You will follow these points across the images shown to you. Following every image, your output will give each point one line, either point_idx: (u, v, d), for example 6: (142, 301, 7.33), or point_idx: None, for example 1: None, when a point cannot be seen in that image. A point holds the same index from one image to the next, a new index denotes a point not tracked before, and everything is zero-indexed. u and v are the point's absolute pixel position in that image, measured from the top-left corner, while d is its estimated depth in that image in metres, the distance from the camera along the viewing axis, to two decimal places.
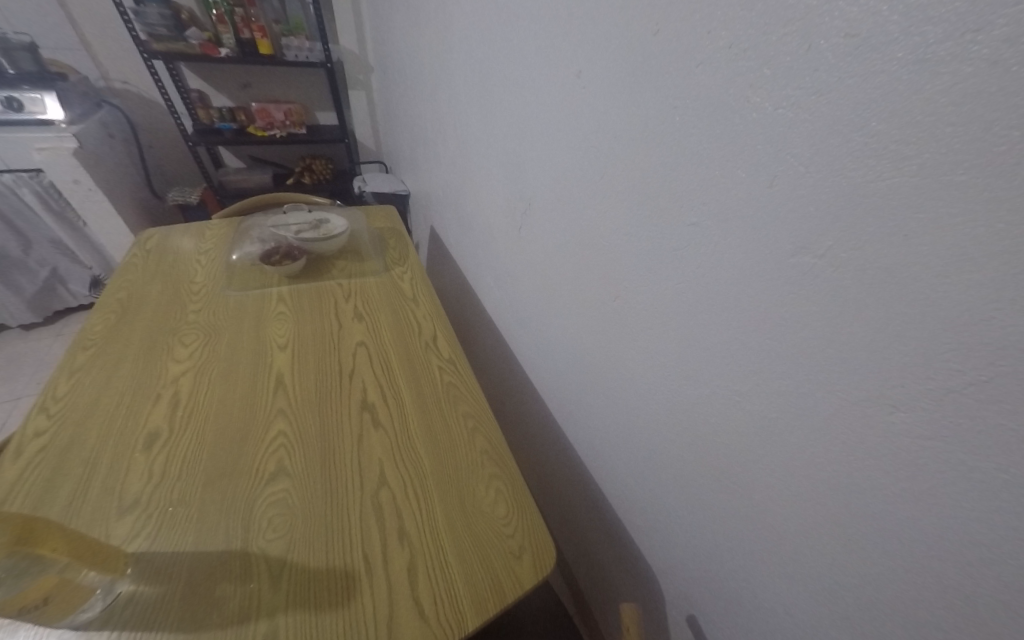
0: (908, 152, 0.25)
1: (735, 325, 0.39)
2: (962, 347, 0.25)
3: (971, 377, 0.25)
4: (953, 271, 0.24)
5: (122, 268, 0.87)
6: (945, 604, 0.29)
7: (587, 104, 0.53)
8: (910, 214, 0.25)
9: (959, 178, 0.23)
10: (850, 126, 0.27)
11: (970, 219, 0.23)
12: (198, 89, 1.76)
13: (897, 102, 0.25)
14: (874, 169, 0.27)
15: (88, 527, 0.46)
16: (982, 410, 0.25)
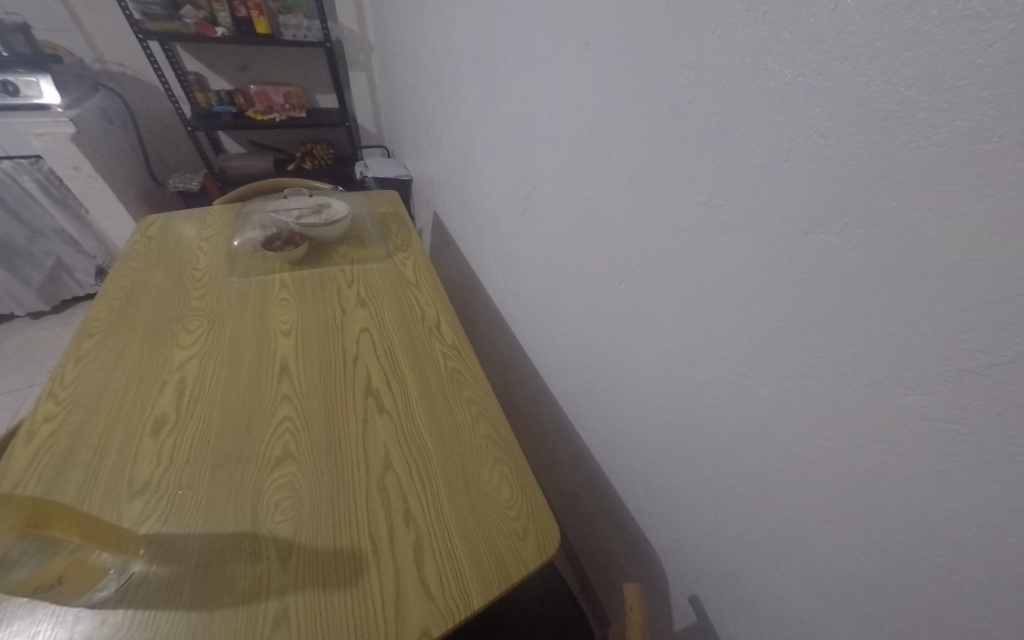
0: (937, 121, 0.23)
1: (744, 306, 0.39)
2: (987, 326, 0.24)
3: (994, 358, 0.24)
4: (981, 245, 0.23)
5: (126, 256, 0.87)
6: (955, 588, 0.29)
7: (593, 79, 0.51)
8: (937, 187, 0.24)
9: (991, 146, 0.22)
10: (877, 95, 0.26)
11: (1002, 190, 0.22)
12: (196, 72, 1.74)
13: (928, 65, 0.23)
14: (900, 139, 0.25)
15: (100, 509, 0.48)
16: (1004, 390, 0.24)
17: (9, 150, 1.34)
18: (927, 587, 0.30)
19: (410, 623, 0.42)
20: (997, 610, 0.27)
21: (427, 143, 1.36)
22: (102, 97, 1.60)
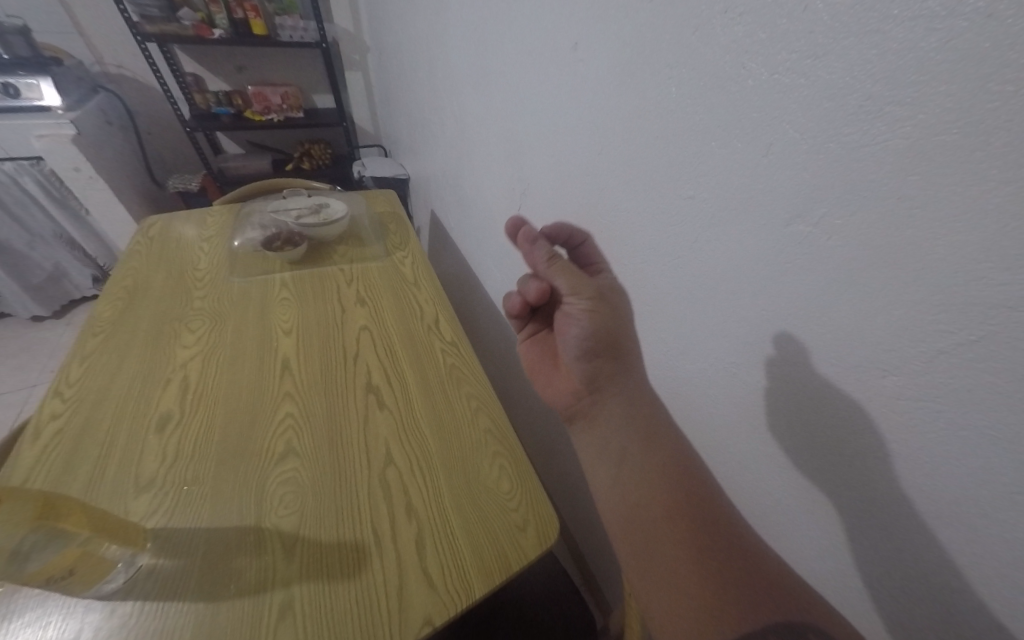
0: (902, 114, 0.25)
1: (731, 297, 0.40)
2: (953, 309, 0.25)
3: (959, 340, 0.25)
4: (945, 232, 0.24)
5: (126, 256, 0.88)
6: (936, 564, 0.30)
7: (583, 77, 0.52)
8: (903, 177, 0.25)
9: (951, 138, 0.23)
10: (847, 91, 0.27)
11: (961, 178, 0.23)
12: (193, 73, 1.75)
13: (891, 61, 0.24)
14: (868, 132, 0.26)
15: (107, 504, 0.49)
16: (971, 370, 0.25)
17: (10, 152, 1.34)
18: (912, 565, 0.31)
19: (412, 612, 0.43)
20: (976, 585, 0.28)
21: (422, 142, 1.36)
22: (100, 98, 1.60)
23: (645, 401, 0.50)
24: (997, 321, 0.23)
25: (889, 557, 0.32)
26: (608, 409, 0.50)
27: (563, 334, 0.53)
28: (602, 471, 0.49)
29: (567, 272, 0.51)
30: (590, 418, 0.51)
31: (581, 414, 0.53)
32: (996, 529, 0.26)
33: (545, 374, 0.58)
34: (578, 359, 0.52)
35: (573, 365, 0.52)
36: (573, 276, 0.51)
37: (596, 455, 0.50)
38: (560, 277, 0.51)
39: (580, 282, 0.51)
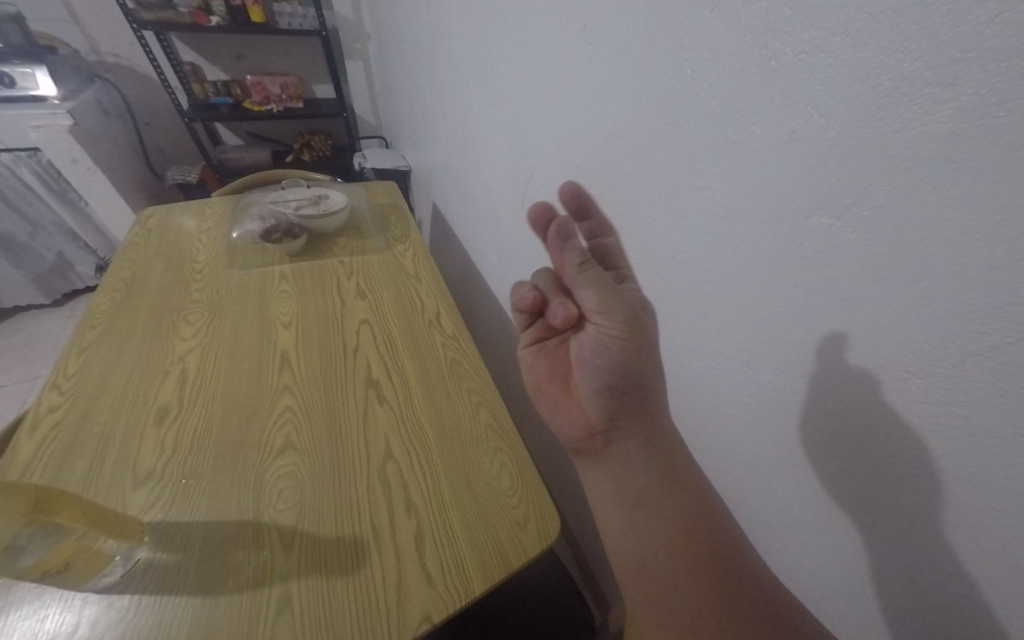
0: (941, 96, 0.23)
1: (745, 293, 0.39)
2: (987, 308, 0.24)
3: (993, 341, 0.24)
4: (982, 227, 0.23)
5: (124, 248, 0.87)
6: (956, 571, 0.29)
7: (591, 63, 0.51)
8: (939, 166, 0.24)
9: (997, 122, 0.22)
10: (879, 70, 0.26)
11: (1005, 168, 0.22)
12: (191, 62, 1.73)
13: (934, 37, 0.23)
14: (902, 117, 0.25)
15: (105, 498, 0.49)
16: (1006, 369, 0.24)
17: (7, 143, 1.33)
18: (933, 571, 0.30)
19: (411, 608, 0.43)
20: (1002, 595, 0.27)
21: (425, 134, 1.35)
22: (97, 88, 1.59)
23: (667, 442, 0.44)
24: None
25: (912, 564, 0.31)
26: (626, 456, 0.44)
27: (581, 365, 0.46)
28: (615, 517, 0.44)
29: (598, 287, 0.43)
30: (605, 460, 0.46)
31: (593, 451, 0.47)
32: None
33: (553, 397, 0.50)
34: (597, 395, 0.46)
35: (590, 400, 0.46)
36: (603, 291, 0.43)
37: (602, 499, 0.46)
38: (590, 292, 0.43)
39: (613, 305, 0.43)
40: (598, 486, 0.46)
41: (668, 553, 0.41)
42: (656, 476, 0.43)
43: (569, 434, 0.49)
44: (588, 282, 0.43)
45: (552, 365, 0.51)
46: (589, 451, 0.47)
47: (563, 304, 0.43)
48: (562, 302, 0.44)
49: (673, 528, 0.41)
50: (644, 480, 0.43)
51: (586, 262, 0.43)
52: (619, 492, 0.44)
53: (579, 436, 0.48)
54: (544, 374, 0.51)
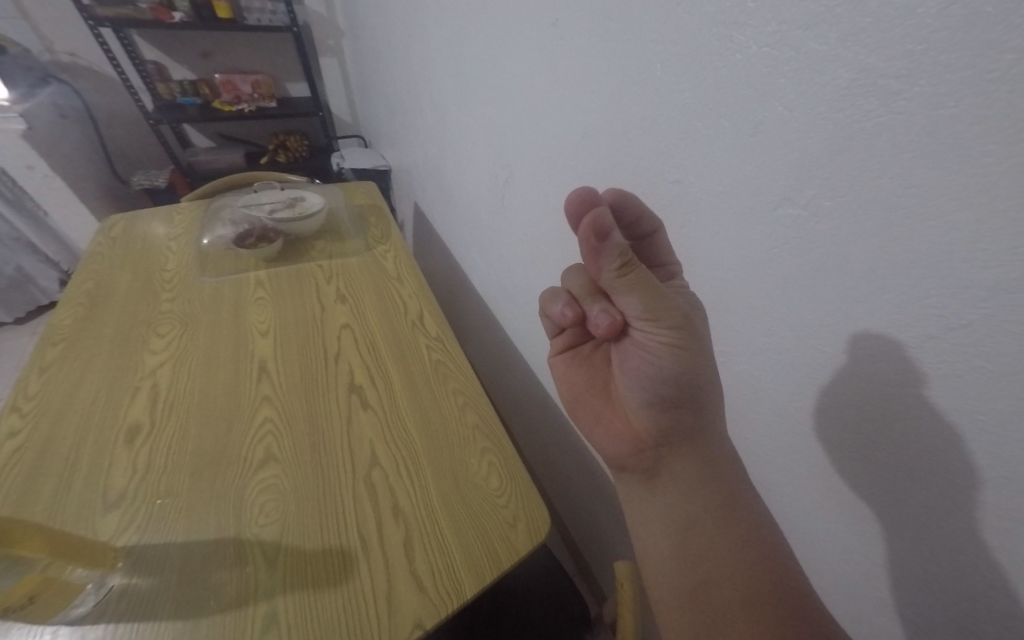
0: (896, 88, 0.23)
1: (720, 285, 0.39)
2: (943, 292, 0.24)
3: (949, 324, 0.24)
4: (936, 213, 0.23)
5: (87, 258, 0.84)
6: (928, 545, 0.30)
7: (565, 58, 0.50)
8: (895, 156, 0.24)
9: (947, 111, 0.22)
10: (837, 62, 0.25)
11: (956, 154, 0.22)
12: (153, 60, 1.66)
13: (888, 29, 0.23)
14: (860, 109, 0.25)
15: (73, 523, 0.47)
16: (964, 356, 0.24)
17: None
18: (915, 555, 0.31)
19: (401, 617, 0.42)
20: (977, 575, 0.28)
21: (402, 130, 1.33)
22: (53, 90, 1.52)
23: (726, 467, 0.40)
24: (989, 305, 0.22)
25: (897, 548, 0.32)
26: (679, 476, 0.40)
27: (628, 375, 0.41)
28: (660, 543, 0.40)
29: (647, 292, 0.35)
30: (653, 482, 0.42)
31: (640, 468, 0.42)
32: (995, 517, 0.26)
33: (594, 410, 0.46)
34: (647, 409, 0.41)
35: (641, 411, 0.41)
36: (655, 298, 0.35)
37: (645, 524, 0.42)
38: (635, 298, 0.35)
39: (663, 310, 0.36)
40: (641, 505, 0.42)
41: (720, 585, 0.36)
42: (711, 499, 0.39)
43: (613, 449, 0.44)
44: (631, 288, 0.35)
45: (589, 373, 0.47)
46: (636, 468, 0.42)
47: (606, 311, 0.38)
48: (604, 308, 0.38)
49: (731, 551, 0.37)
50: (698, 502, 0.39)
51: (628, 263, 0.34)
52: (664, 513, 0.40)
53: (625, 452, 0.43)
54: (580, 386, 0.47)
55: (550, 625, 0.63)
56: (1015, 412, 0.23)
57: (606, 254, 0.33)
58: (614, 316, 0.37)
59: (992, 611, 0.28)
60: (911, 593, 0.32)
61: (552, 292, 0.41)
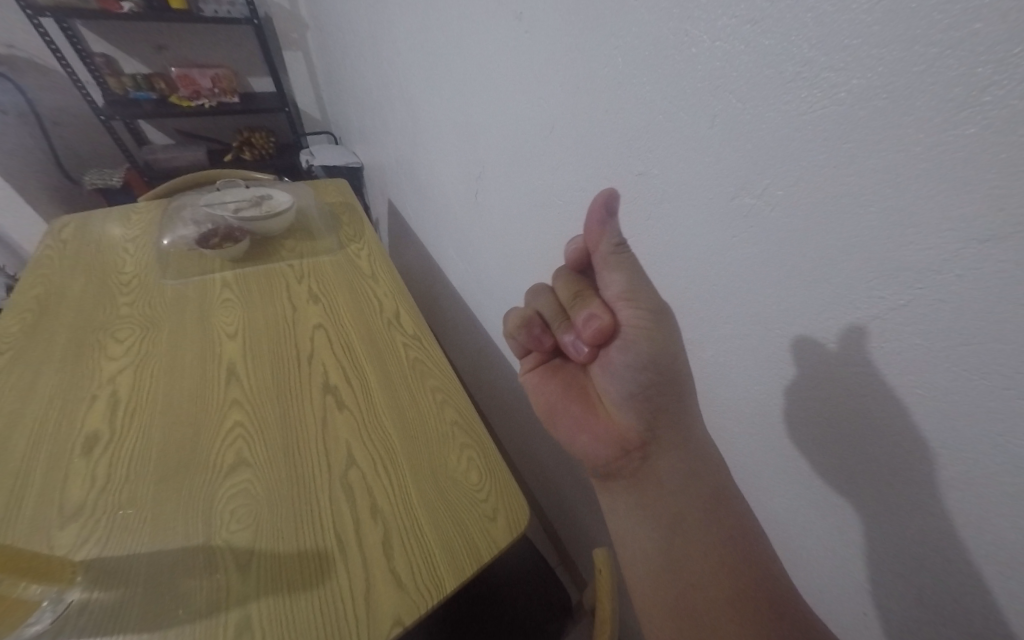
0: (836, 80, 0.24)
1: (684, 275, 0.40)
2: (884, 275, 0.25)
3: (891, 304, 0.25)
4: (876, 200, 0.24)
5: (36, 263, 0.79)
6: (881, 516, 0.31)
7: (529, 52, 0.50)
8: (838, 145, 0.25)
9: (881, 103, 0.23)
10: (784, 56, 0.26)
11: (892, 144, 0.23)
12: (103, 54, 1.58)
13: (827, 23, 0.24)
14: (805, 101, 0.26)
15: (27, 539, 0.44)
16: (905, 334, 0.25)
17: None
18: (870, 525, 0.32)
19: (381, 614, 0.42)
20: (924, 541, 0.29)
21: (373, 126, 1.31)
22: None
23: (704, 453, 0.41)
24: (923, 285, 0.24)
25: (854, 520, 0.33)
26: (661, 472, 0.41)
27: (609, 371, 0.42)
28: (644, 538, 0.41)
29: (630, 273, 0.36)
30: (638, 482, 0.42)
31: (625, 473, 0.43)
32: (938, 486, 0.27)
33: (573, 416, 0.47)
34: (628, 405, 0.42)
35: (622, 409, 0.43)
36: (637, 280, 0.37)
37: (627, 522, 0.42)
38: (620, 277, 0.37)
39: (643, 294, 0.37)
40: (624, 509, 0.43)
41: (705, 584, 0.37)
42: (695, 499, 0.39)
43: (595, 453, 0.45)
44: (618, 269, 0.36)
45: (565, 384, 0.49)
46: (619, 472, 0.43)
47: (594, 314, 0.38)
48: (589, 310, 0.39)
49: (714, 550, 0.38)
50: (682, 499, 0.40)
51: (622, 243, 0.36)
52: (644, 507, 0.41)
53: (609, 457, 0.44)
54: (557, 394, 0.48)
55: (532, 615, 0.63)
56: (951, 387, 0.24)
57: (611, 229, 0.35)
58: (601, 319, 0.38)
59: (938, 573, 0.29)
60: (867, 561, 0.34)
61: (536, 292, 0.45)
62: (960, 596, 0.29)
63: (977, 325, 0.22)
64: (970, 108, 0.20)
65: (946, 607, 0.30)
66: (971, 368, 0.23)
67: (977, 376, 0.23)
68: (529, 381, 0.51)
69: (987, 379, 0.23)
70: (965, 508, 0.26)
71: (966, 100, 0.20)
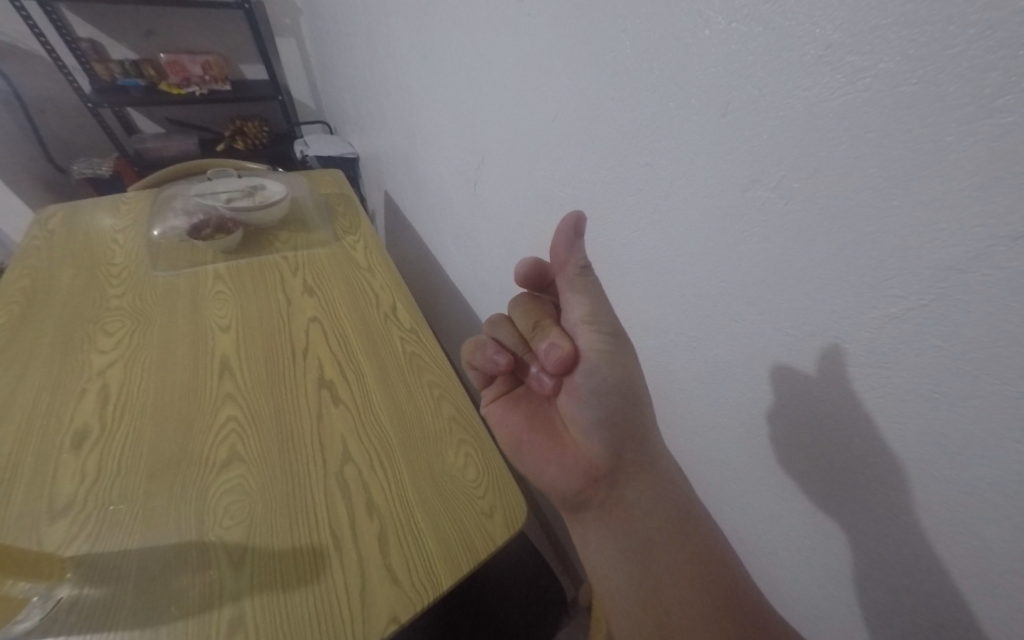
0: (862, 64, 0.23)
1: (690, 271, 0.39)
2: (905, 273, 0.24)
3: (910, 305, 0.25)
4: (900, 193, 0.23)
5: (23, 253, 0.78)
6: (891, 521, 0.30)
7: (532, 37, 0.49)
8: (861, 134, 0.24)
9: (909, 89, 0.22)
10: (805, 38, 0.25)
11: (921, 132, 0.22)
12: (90, 39, 1.55)
13: (853, 3, 0.23)
14: (827, 86, 0.25)
15: (15, 535, 0.44)
16: (925, 335, 0.24)
17: None
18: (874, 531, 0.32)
19: (376, 612, 0.41)
20: (932, 548, 0.29)
21: (369, 116, 1.29)
22: None
23: (671, 482, 0.41)
24: (947, 283, 0.23)
25: (860, 524, 0.33)
26: (631, 502, 0.40)
27: (574, 396, 0.41)
28: (614, 578, 0.39)
29: (591, 294, 0.36)
30: (608, 512, 0.41)
31: (595, 504, 0.41)
32: (952, 493, 0.26)
33: (538, 447, 0.44)
34: (595, 431, 0.41)
35: (587, 435, 0.41)
36: (598, 303, 0.37)
37: (605, 564, 0.40)
38: (582, 301, 0.37)
39: (603, 314, 0.37)
40: (594, 546, 0.41)
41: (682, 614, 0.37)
42: (663, 523, 0.39)
43: (563, 486, 0.42)
44: (584, 290, 0.36)
45: (528, 415, 0.46)
46: (591, 503, 0.41)
47: (554, 344, 0.39)
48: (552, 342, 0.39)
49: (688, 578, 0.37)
50: (652, 527, 0.39)
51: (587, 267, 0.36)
52: (619, 544, 0.40)
53: (576, 488, 0.41)
54: (521, 426, 0.46)
55: (527, 611, 0.63)
56: (971, 390, 0.24)
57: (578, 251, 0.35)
58: (562, 347, 0.38)
59: (946, 580, 0.29)
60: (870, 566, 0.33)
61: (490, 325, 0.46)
62: (965, 603, 0.28)
63: (1001, 325, 0.22)
64: (1008, 94, 0.19)
65: (951, 614, 0.29)
66: (995, 371, 0.22)
67: (1002, 379, 0.22)
68: (491, 413, 0.48)
69: (1011, 383, 0.22)
70: (977, 517, 0.25)
71: (1005, 84, 0.19)
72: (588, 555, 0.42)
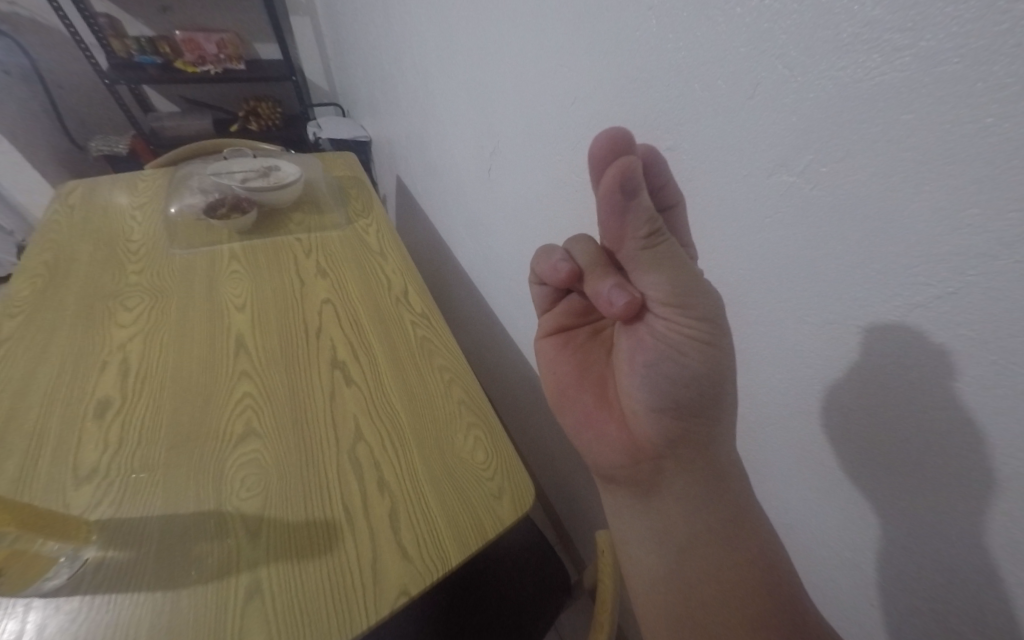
0: (902, 42, 0.22)
1: (709, 256, 0.39)
2: (933, 260, 0.24)
3: (935, 292, 0.24)
4: (931, 179, 0.23)
5: (45, 227, 0.79)
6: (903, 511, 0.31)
7: (553, 14, 0.48)
8: (895, 117, 0.24)
9: (951, 68, 0.21)
10: (842, 15, 0.24)
11: (958, 114, 0.21)
12: (105, 15, 1.54)
13: None
14: (862, 66, 0.24)
15: (43, 499, 0.45)
16: (948, 323, 0.24)
17: None
18: (890, 519, 0.32)
19: (387, 586, 0.42)
20: (949, 537, 0.29)
21: (382, 98, 1.28)
22: None
23: (729, 475, 0.39)
24: (974, 272, 0.23)
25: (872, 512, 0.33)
26: (674, 490, 0.39)
27: (633, 372, 0.37)
28: (650, 557, 0.40)
29: (670, 272, 0.31)
30: (647, 494, 0.40)
31: (633, 483, 0.40)
32: (968, 484, 0.26)
33: (585, 410, 0.43)
34: (653, 417, 0.37)
35: (645, 421, 0.38)
36: (680, 281, 0.31)
37: (634, 534, 0.41)
38: (658, 275, 0.31)
39: (695, 295, 0.32)
40: (629, 523, 0.41)
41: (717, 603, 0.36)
42: (710, 520, 0.38)
43: (606, 460, 0.41)
44: (655, 266, 0.31)
45: (580, 367, 0.44)
46: (628, 481, 0.41)
47: (621, 288, 0.32)
48: (620, 286, 0.33)
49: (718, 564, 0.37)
50: (696, 519, 0.38)
51: (657, 231, 0.30)
52: (655, 525, 0.39)
53: (621, 465, 0.40)
54: (572, 377, 0.44)
55: (532, 593, 0.64)
56: (994, 379, 0.23)
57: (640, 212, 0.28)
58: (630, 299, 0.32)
59: (958, 568, 0.29)
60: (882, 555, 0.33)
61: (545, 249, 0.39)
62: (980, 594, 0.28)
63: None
64: None
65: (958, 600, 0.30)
66: (1019, 361, 0.22)
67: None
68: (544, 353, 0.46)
69: None
70: (999, 508, 0.25)
71: None
72: (620, 534, 0.42)
